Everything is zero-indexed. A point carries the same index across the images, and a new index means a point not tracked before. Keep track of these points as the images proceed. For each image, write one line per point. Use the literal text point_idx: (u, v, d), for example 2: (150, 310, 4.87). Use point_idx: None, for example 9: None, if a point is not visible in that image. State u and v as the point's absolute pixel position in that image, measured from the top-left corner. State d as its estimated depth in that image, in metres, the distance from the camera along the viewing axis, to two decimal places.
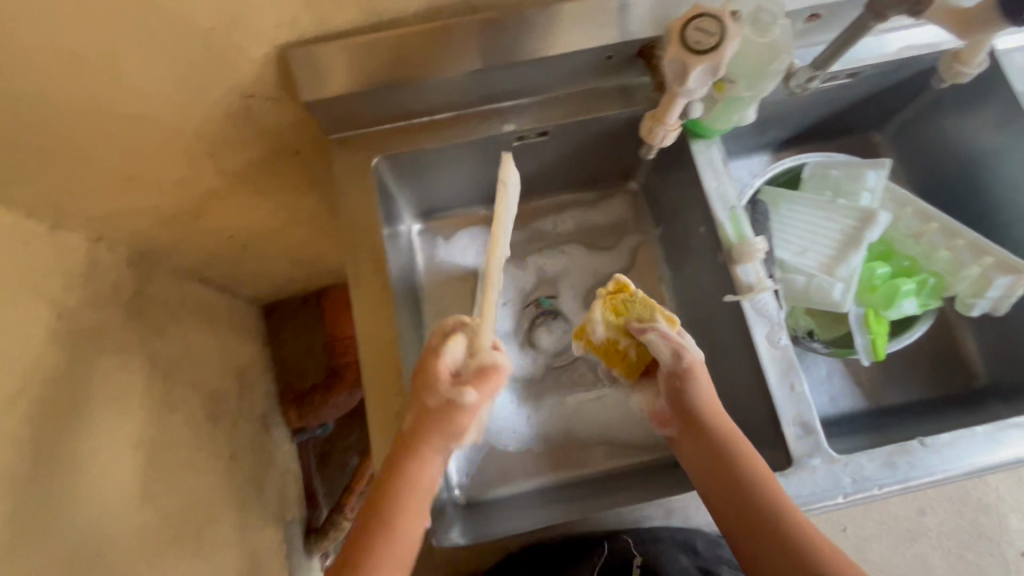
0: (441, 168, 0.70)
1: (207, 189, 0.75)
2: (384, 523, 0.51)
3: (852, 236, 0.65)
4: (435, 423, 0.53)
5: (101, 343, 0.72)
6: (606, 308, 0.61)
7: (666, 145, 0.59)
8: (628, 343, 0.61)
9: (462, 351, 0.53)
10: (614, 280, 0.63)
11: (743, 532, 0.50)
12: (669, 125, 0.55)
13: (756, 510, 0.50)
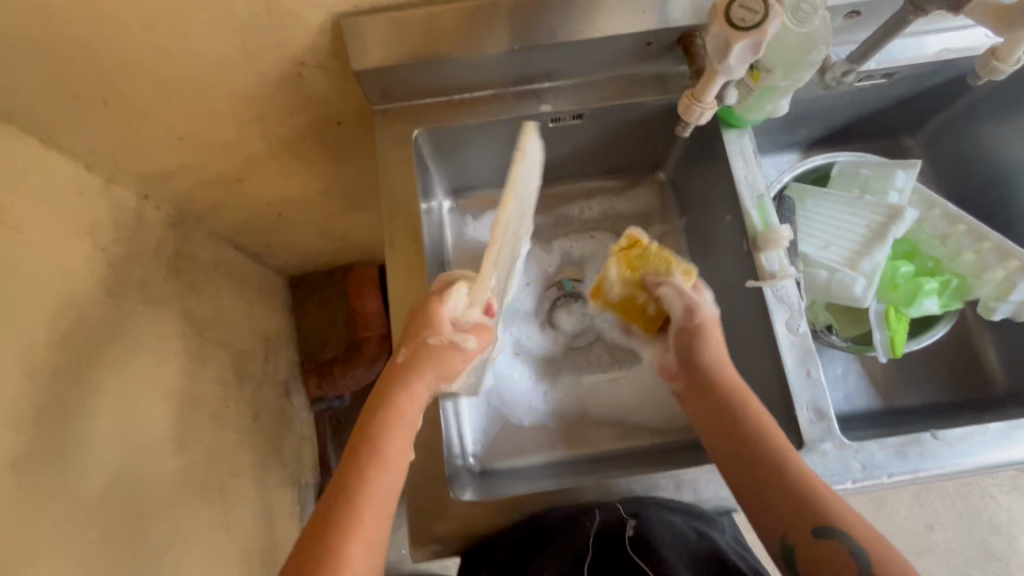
0: (477, 146, 0.73)
1: (251, 154, 0.79)
2: (383, 450, 0.53)
3: (878, 232, 0.66)
4: (436, 362, 0.57)
5: (143, 294, 0.76)
6: (620, 263, 0.67)
7: (702, 124, 0.60)
8: (645, 297, 0.67)
9: (464, 299, 0.59)
10: (626, 235, 0.68)
11: (749, 483, 0.52)
12: (705, 104, 0.57)
13: (764, 463, 0.52)
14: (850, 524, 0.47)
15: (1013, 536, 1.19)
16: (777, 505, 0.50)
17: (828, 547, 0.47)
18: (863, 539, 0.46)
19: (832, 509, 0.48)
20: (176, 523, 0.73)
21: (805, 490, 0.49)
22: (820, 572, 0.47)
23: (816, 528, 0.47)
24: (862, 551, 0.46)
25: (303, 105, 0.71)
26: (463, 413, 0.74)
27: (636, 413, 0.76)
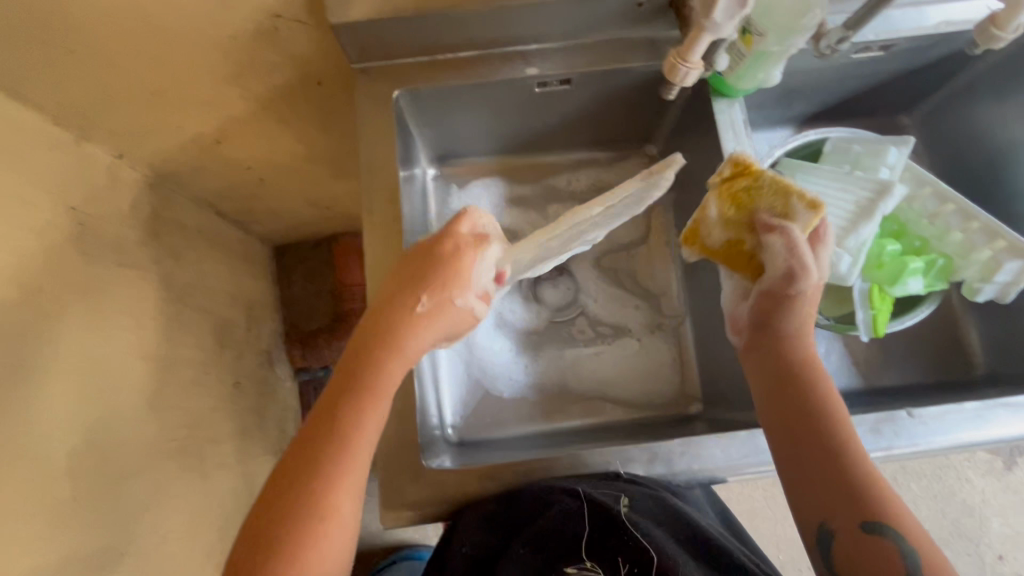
0: (462, 111, 0.71)
1: (229, 114, 0.76)
2: (373, 389, 0.52)
3: (865, 208, 0.64)
4: (447, 323, 0.54)
5: (118, 256, 0.74)
6: (725, 198, 0.58)
7: (687, 87, 0.58)
8: (753, 242, 0.58)
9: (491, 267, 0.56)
10: (734, 162, 0.58)
11: (804, 462, 0.50)
12: (692, 64, 0.55)
13: (826, 447, 0.50)
14: (907, 525, 0.46)
15: (985, 517, 1.22)
16: (835, 492, 0.48)
17: (875, 541, 0.46)
18: (919, 541, 0.46)
19: (892, 507, 0.47)
20: (152, 486, 0.73)
21: (867, 483, 0.48)
22: (857, 563, 0.46)
23: (867, 522, 0.46)
24: (915, 553, 0.45)
25: (282, 62, 0.68)
26: (444, 384, 0.74)
27: (617, 388, 0.76)
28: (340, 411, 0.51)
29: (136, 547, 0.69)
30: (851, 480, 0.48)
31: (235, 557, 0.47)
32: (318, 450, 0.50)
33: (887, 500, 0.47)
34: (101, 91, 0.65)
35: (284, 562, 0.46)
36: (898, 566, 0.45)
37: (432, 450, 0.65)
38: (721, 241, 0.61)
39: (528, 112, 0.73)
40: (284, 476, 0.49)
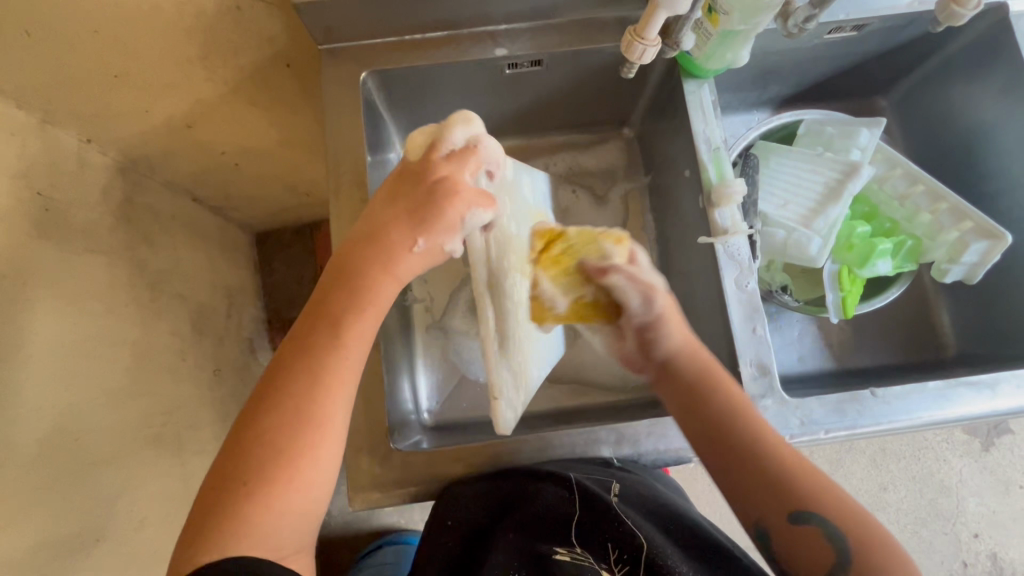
0: (432, 93, 0.70)
1: (199, 98, 0.75)
2: (365, 300, 0.52)
3: (834, 190, 0.65)
4: (427, 256, 0.53)
5: (88, 243, 0.73)
6: (547, 266, 0.56)
7: (646, 64, 0.57)
8: (593, 291, 0.55)
9: (484, 221, 0.50)
10: (535, 236, 0.57)
11: (727, 459, 0.51)
12: (649, 41, 0.54)
13: (740, 446, 0.51)
14: (834, 511, 0.48)
15: (962, 497, 1.24)
16: (759, 486, 0.49)
17: (805, 530, 0.48)
18: (849, 529, 0.47)
19: (821, 497, 0.48)
20: (127, 472, 0.73)
21: (789, 476, 0.49)
22: (795, 551, 0.48)
23: (795, 513, 0.48)
24: (845, 542, 0.46)
25: (248, 43, 0.67)
26: (420, 368, 0.75)
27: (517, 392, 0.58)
28: (342, 335, 0.51)
29: (111, 533, 0.69)
30: (776, 474, 0.49)
31: (221, 464, 0.48)
32: (316, 369, 0.50)
33: (815, 491, 0.49)
34: (63, 74, 0.64)
35: (275, 477, 0.47)
36: (826, 553, 0.47)
37: (409, 433, 0.66)
38: (566, 303, 0.57)
39: (500, 94, 0.72)
40: (275, 389, 0.50)
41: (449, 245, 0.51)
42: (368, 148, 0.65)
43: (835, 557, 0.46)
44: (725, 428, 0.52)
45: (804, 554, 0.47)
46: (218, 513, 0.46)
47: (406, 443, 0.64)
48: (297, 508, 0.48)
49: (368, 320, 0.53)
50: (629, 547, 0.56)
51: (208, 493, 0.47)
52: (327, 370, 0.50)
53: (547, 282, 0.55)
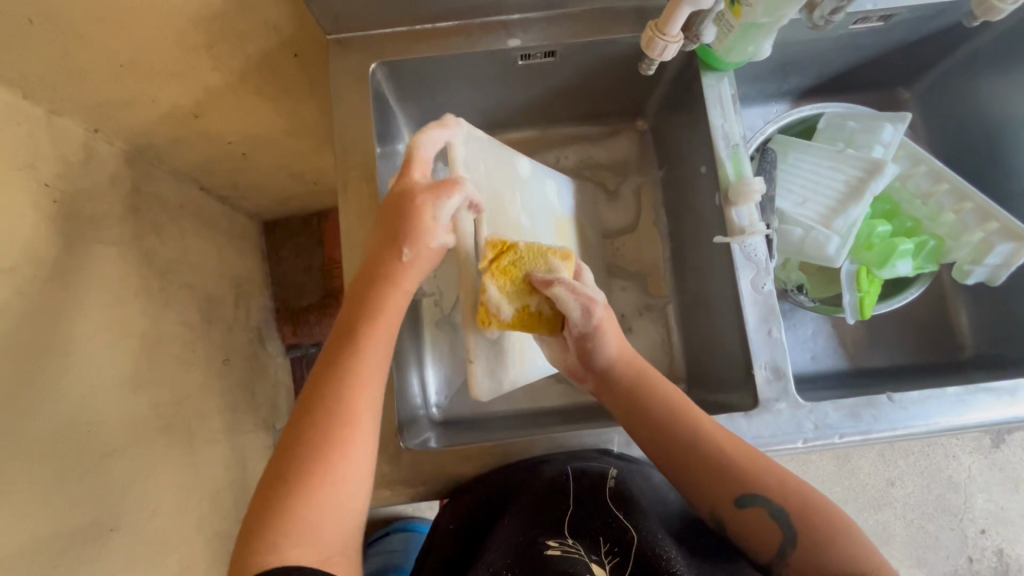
0: (441, 84, 0.68)
1: (205, 87, 0.74)
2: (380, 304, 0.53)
3: (857, 189, 0.63)
4: (424, 260, 0.53)
5: (97, 233, 0.73)
6: (496, 276, 0.51)
7: (666, 60, 0.55)
8: (537, 301, 0.53)
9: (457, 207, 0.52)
10: (488, 243, 0.51)
11: (673, 459, 0.54)
12: (670, 37, 0.52)
13: (680, 442, 0.54)
14: (775, 491, 0.51)
15: (970, 493, 1.23)
16: (710, 479, 0.52)
17: (751, 512, 0.51)
18: (792, 505, 0.50)
19: (763, 479, 0.51)
20: (138, 462, 0.73)
21: (730, 462, 0.52)
22: (745, 535, 0.51)
23: (740, 498, 0.51)
24: (786, 518, 0.50)
25: (255, 31, 0.65)
26: (428, 363, 0.74)
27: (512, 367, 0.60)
28: (364, 339, 0.52)
29: (125, 522, 0.69)
30: (718, 465, 0.52)
31: (269, 470, 0.49)
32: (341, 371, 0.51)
33: (758, 475, 0.52)
34: (69, 64, 0.63)
35: (315, 476, 0.48)
36: (775, 531, 0.50)
37: (416, 432, 0.66)
38: (511, 312, 0.52)
39: (512, 85, 0.71)
40: (312, 395, 0.51)
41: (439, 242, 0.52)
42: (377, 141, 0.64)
43: (783, 534, 0.50)
44: (665, 429, 0.55)
45: (755, 535, 0.50)
46: (267, 515, 0.47)
47: (414, 442, 0.63)
48: (339, 503, 0.48)
49: (388, 319, 0.53)
50: (621, 543, 0.51)
51: (260, 496, 0.49)
52: (356, 371, 0.51)
53: (496, 291, 0.51)
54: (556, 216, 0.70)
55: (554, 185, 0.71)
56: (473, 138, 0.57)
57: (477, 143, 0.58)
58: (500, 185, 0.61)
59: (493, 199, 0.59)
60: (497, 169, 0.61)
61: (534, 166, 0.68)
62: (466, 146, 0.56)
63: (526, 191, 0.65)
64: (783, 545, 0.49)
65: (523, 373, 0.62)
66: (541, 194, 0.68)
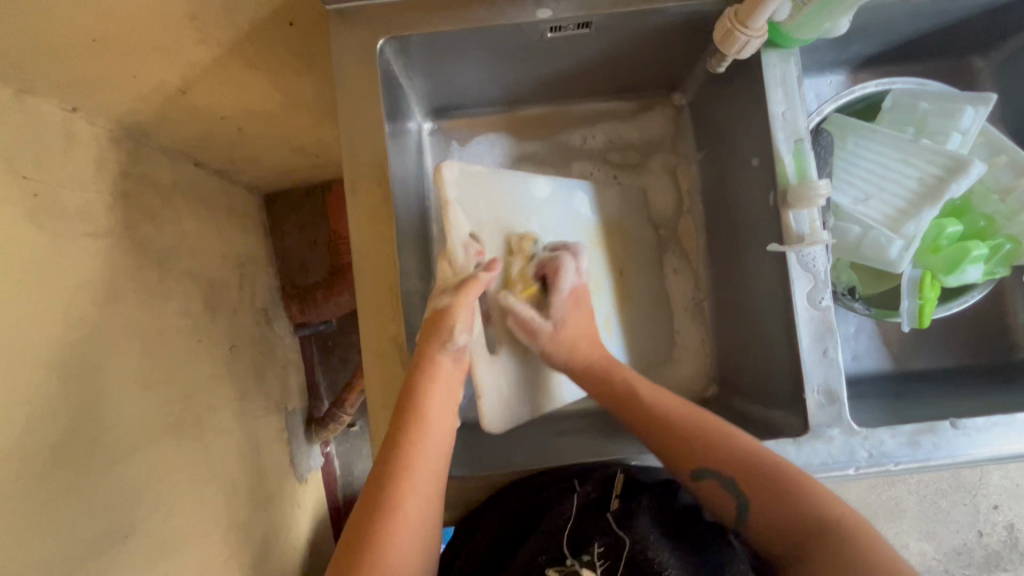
0: (458, 58, 0.61)
1: (191, 62, 0.65)
2: (430, 375, 0.51)
3: (935, 189, 0.56)
4: (435, 328, 0.52)
5: (86, 226, 0.67)
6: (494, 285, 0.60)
7: (745, 55, 0.53)
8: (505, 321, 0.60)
9: (467, 256, 0.54)
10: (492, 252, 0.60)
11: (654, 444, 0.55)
12: (752, 31, 0.50)
13: (673, 437, 0.54)
14: (739, 468, 0.51)
15: None
16: (673, 457, 0.53)
17: (708, 485, 0.52)
18: (741, 471, 0.51)
19: (715, 448, 0.52)
20: (149, 464, 0.71)
21: (717, 453, 0.52)
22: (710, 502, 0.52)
23: (695, 472, 0.52)
24: (736, 486, 0.51)
25: None
26: None
27: (529, 397, 0.62)
28: (416, 408, 0.50)
29: (139, 527, 0.67)
30: (688, 447, 0.53)
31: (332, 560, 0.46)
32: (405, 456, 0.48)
33: (746, 462, 0.51)
34: (34, 42, 0.54)
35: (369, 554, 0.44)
36: (730, 500, 0.51)
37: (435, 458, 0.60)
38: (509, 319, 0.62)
39: (536, 60, 0.63)
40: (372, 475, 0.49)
41: (440, 303, 0.52)
42: (388, 124, 0.57)
43: (736, 502, 0.51)
44: (650, 417, 0.56)
45: (715, 505, 0.52)
46: None
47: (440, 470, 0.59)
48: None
49: (440, 396, 0.51)
50: (611, 550, 0.51)
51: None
52: (411, 442, 0.49)
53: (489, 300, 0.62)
54: (585, 226, 0.68)
55: (583, 196, 0.69)
56: (468, 175, 0.58)
57: (473, 177, 0.58)
58: (508, 213, 0.61)
59: (500, 232, 0.60)
60: (501, 197, 0.61)
61: (554, 183, 0.66)
62: (460, 185, 0.57)
63: (546, 210, 0.65)
64: (739, 512, 0.51)
65: (546, 399, 0.65)
66: (566, 206, 0.67)
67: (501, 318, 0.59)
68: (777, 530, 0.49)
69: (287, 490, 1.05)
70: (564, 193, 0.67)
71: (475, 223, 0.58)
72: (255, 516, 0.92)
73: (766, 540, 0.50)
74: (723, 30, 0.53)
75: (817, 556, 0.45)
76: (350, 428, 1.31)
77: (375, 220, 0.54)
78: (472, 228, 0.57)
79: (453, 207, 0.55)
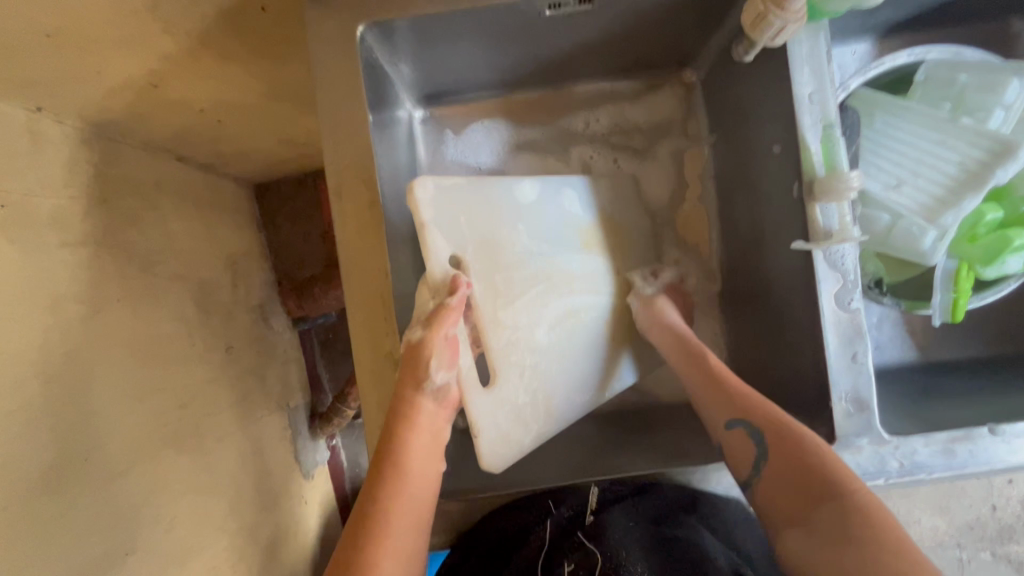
0: (454, 43, 0.57)
1: (159, 54, 0.60)
2: (408, 417, 0.49)
3: (978, 175, 0.55)
4: (410, 364, 0.48)
5: (62, 236, 0.64)
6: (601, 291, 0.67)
7: (776, 39, 0.50)
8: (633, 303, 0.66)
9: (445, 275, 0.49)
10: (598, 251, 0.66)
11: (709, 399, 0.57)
12: (789, 13, 0.47)
13: (723, 394, 0.56)
14: (763, 420, 0.52)
15: None
16: (719, 404, 0.56)
17: (735, 435, 0.53)
18: (773, 430, 0.52)
19: (751, 405, 0.54)
20: (148, 479, 0.69)
21: (746, 408, 0.54)
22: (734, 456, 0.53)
23: (732, 422, 0.54)
24: (760, 436, 0.52)
25: None
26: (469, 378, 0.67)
27: (535, 421, 0.57)
28: (397, 448, 0.49)
29: (141, 543, 0.66)
30: (734, 399, 0.55)
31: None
32: (386, 506, 0.48)
33: (767, 421, 0.52)
34: None
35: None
36: (749, 450, 0.52)
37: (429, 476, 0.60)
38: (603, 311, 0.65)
39: (536, 39, 0.59)
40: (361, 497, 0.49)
41: (413, 336, 0.48)
42: (370, 114, 0.52)
43: (755, 450, 0.52)
44: (714, 375, 0.58)
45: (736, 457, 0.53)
46: None
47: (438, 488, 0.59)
48: None
49: (422, 438, 0.50)
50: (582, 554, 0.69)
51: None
52: (396, 475, 0.49)
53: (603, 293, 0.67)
54: (580, 228, 0.64)
55: (572, 193, 0.64)
56: (447, 191, 0.50)
57: (452, 192, 0.51)
58: (493, 224, 0.54)
59: (485, 250, 0.53)
60: (484, 208, 0.54)
61: (540, 184, 0.61)
62: (438, 203, 0.49)
63: (532, 215, 0.59)
64: (756, 462, 0.51)
65: (553, 424, 0.59)
66: (555, 207, 0.62)
67: (495, 343, 0.52)
68: (786, 487, 0.49)
69: (293, 489, 1.04)
70: (552, 193, 0.62)
71: (458, 246, 0.51)
72: (261, 518, 0.91)
73: (775, 501, 0.49)
74: (750, 15, 0.49)
75: (823, 513, 0.46)
76: (355, 421, 1.29)
77: (362, 228, 0.50)
78: (454, 250, 0.50)
79: (431, 231, 0.49)
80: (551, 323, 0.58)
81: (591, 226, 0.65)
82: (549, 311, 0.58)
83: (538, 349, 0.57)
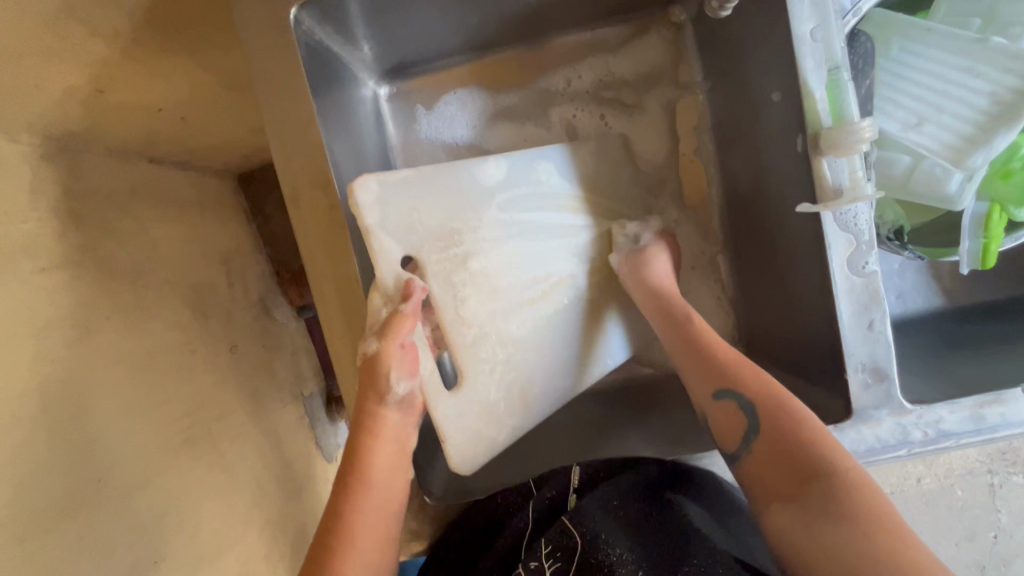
0: (416, 7, 0.53)
1: (96, 56, 0.55)
2: (371, 427, 0.52)
3: (1013, 103, 0.51)
4: (370, 373, 0.50)
5: (39, 261, 0.61)
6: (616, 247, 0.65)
7: None
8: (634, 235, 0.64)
9: (395, 278, 0.49)
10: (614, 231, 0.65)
11: (690, 353, 0.56)
12: None
13: (716, 358, 0.54)
14: (756, 394, 0.51)
15: None
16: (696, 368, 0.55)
17: (725, 406, 0.53)
18: (765, 407, 0.50)
19: (741, 379, 0.53)
20: (168, 488, 0.70)
21: (749, 386, 0.52)
22: (719, 428, 0.53)
23: (718, 390, 0.53)
24: (754, 413, 0.51)
25: None
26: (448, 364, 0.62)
27: (513, 415, 0.57)
28: (362, 455, 0.51)
29: (169, 550, 0.68)
30: (727, 370, 0.54)
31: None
32: (347, 517, 0.49)
33: (769, 397, 0.51)
34: None
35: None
36: (739, 420, 0.52)
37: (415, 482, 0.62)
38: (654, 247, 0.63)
39: None
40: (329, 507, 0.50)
41: (369, 348, 0.49)
42: (318, 101, 0.50)
43: (747, 424, 0.51)
44: (706, 349, 0.56)
45: (724, 427, 0.53)
46: None
47: (438, 493, 0.63)
48: None
49: (384, 448, 0.52)
50: (563, 546, 0.57)
51: None
52: (360, 485, 0.51)
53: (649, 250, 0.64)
54: (558, 203, 0.61)
55: (549, 165, 0.61)
56: (391, 187, 0.50)
57: (402, 186, 0.51)
58: (454, 215, 0.53)
59: (440, 246, 0.52)
60: (441, 199, 0.53)
61: (507, 160, 0.58)
62: (384, 203, 0.49)
63: (500, 198, 0.57)
64: (746, 433, 0.50)
65: (530, 416, 0.59)
66: (528, 183, 0.59)
67: (459, 343, 0.53)
68: (783, 465, 0.47)
69: (319, 474, 1.07)
70: (522, 168, 0.59)
71: (413, 246, 0.51)
72: (289, 507, 0.94)
73: (764, 481, 0.49)
74: None
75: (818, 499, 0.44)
76: None
77: (327, 233, 0.50)
78: (406, 250, 0.50)
79: (377, 234, 0.49)
80: (524, 314, 0.58)
81: (572, 196, 0.63)
82: (522, 301, 0.58)
83: (509, 340, 0.57)
